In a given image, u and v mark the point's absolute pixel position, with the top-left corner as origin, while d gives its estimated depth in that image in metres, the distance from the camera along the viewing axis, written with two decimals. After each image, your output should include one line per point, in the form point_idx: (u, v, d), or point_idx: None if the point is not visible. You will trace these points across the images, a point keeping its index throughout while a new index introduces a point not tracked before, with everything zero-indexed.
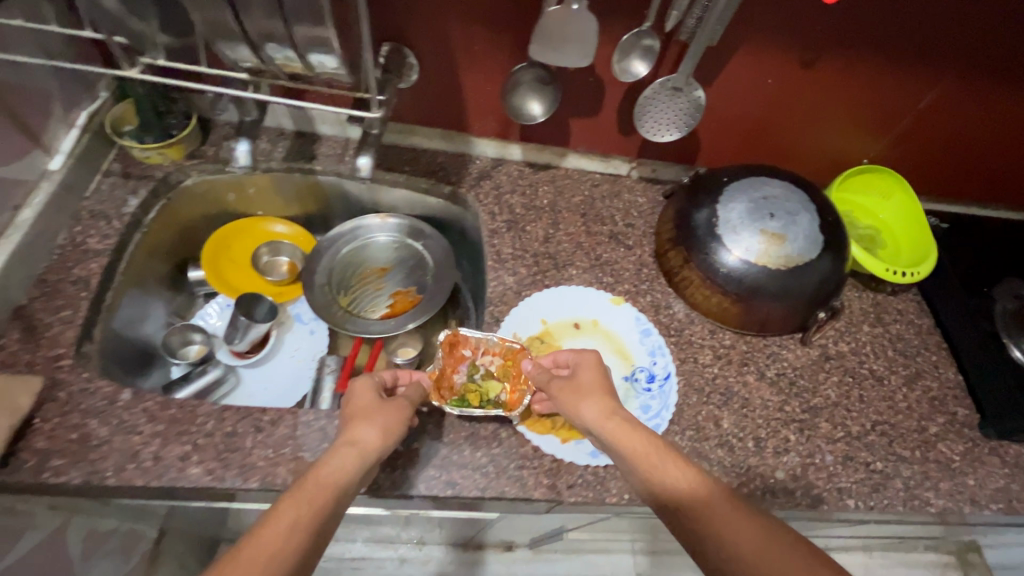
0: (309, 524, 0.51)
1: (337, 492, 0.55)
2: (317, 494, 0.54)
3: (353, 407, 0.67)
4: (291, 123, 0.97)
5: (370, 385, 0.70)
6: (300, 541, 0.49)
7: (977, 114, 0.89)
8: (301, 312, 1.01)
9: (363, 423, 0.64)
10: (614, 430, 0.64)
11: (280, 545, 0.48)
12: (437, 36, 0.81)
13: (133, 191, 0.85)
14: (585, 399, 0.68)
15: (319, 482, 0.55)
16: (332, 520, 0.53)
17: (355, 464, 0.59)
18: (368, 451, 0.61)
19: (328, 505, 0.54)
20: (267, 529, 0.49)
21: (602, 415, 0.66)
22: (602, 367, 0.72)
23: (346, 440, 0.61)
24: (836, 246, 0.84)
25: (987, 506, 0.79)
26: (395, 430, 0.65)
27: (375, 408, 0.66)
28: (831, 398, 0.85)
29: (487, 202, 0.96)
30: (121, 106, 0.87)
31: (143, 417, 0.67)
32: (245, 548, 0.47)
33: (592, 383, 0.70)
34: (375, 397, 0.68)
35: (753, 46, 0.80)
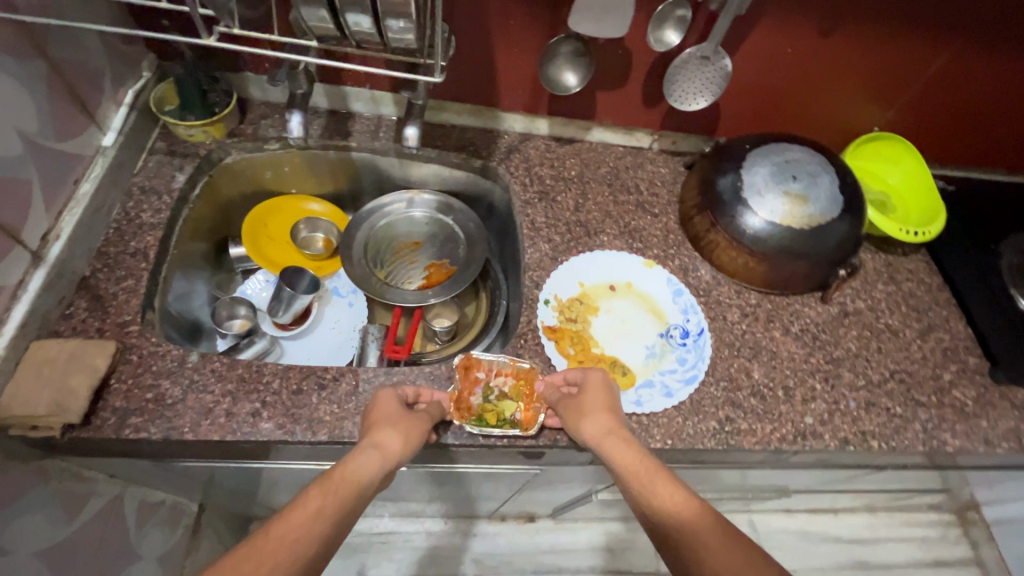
0: (329, 517, 0.52)
1: (359, 492, 0.56)
2: (341, 490, 0.55)
3: (377, 414, 0.66)
4: (326, 102, 1.00)
5: (393, 395, 0.68)
6: (319, 533, 0.51)
7: (983, 80, 0.94)
8: (338, 285, 1.04)
9: (387, 428, 0.63)
10: (611, 450, 0.62)
11: (301, 535, 0.50)
12: (474, 11, 0.84)
13: (180, 168, 0.88)
14: (587, 417, 0.66)
15: (345, 479, 0.56)
16: (352, 518, 0.54)
17: (380, 467, 0.59)
18: (392, 458, 0.61)
19: (350, 503, 0.54)
20: (292, 516, 0.51)
21: (601, 434, 0.64)
22: (608, 384, 0.70)
23: (370, 444, 0.61)
24: (854, 207, 0.89)
25: (999, 444, 0.85)
26: (417, 441, 0.64)
27: (401, 415, 0.65)
28: (852, 350, 0.90)
29: (518, 174, 0.99)
30: (164, 87, 0.90)
31: (212, 377, 0.70)
32: (274, 530, 0.50)
33: (596, 401, 0.68)
34: (399, 407, 0.66)
35: (775, 17, 0.84)
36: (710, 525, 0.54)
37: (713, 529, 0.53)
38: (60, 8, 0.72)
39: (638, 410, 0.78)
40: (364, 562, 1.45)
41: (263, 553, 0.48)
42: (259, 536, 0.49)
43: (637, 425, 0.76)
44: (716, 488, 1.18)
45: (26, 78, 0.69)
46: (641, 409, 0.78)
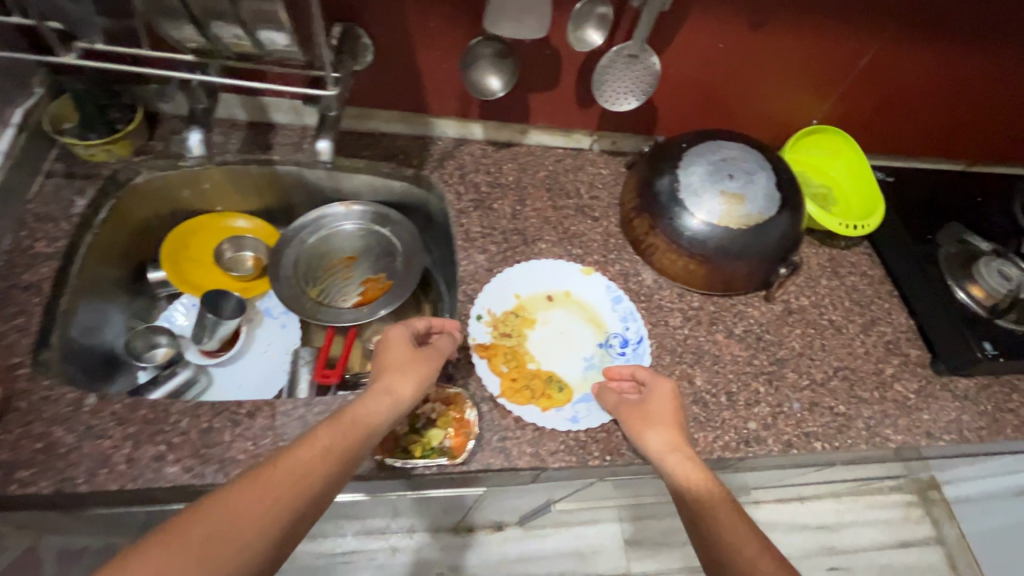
0: (335, 457, 0.56)
1: (368, 435, 0.59)
2: (351, 430, 0.58)
3: (388, 354, 0.68)
4: (244, 114, 0.94)
5: (404, 334, 0.69)
6: (326, 468, 0.54)
7: (913, 70, 0.93)
8: (270, 306, 0.99)
9: (399, 374, 0.65)
10: (675, 465, 0.64)
11: (309, 470, 0.53)
12: (389, 13, 0.80)
13: (80, 191, 0.82)
14: (653, 429, 0.68)
15: (355, 421, 0.59)
16: (359, 457, 0.58)
17: (388, 410, 0.62)
18: (401, 401, 0.64)
19: (359, 443, 0.58)
20: (303, 452, 0.55)
21: (668, 447, 0.65)
22: (674, 395, 0.71)
23: (381, 389, 0.64)
24: (792, 203, 0.87)
25: (941, 437, 0.84)
26: (426, 380, 0.67)
27: (410, 359, 0.67)
28: (795, 349, 0.89)
29: (452, 182, 0.95)
30: (59, 103, 0.84)
31: (112, 421, 0.65)
32: (282, 461, 0.53)
33: (662, 413, 0.69)
34: (409, 348, 0.68)
35: (702, 11, 0.82)
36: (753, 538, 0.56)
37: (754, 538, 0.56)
38: None
39: (574, 426, 0.74)
40: None
41: (272, 482, 0.51)
42: (269, 468, 0.53)
43: (575, 443, 0.73)
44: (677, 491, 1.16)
45: None
46: (577, 426, 0.74)
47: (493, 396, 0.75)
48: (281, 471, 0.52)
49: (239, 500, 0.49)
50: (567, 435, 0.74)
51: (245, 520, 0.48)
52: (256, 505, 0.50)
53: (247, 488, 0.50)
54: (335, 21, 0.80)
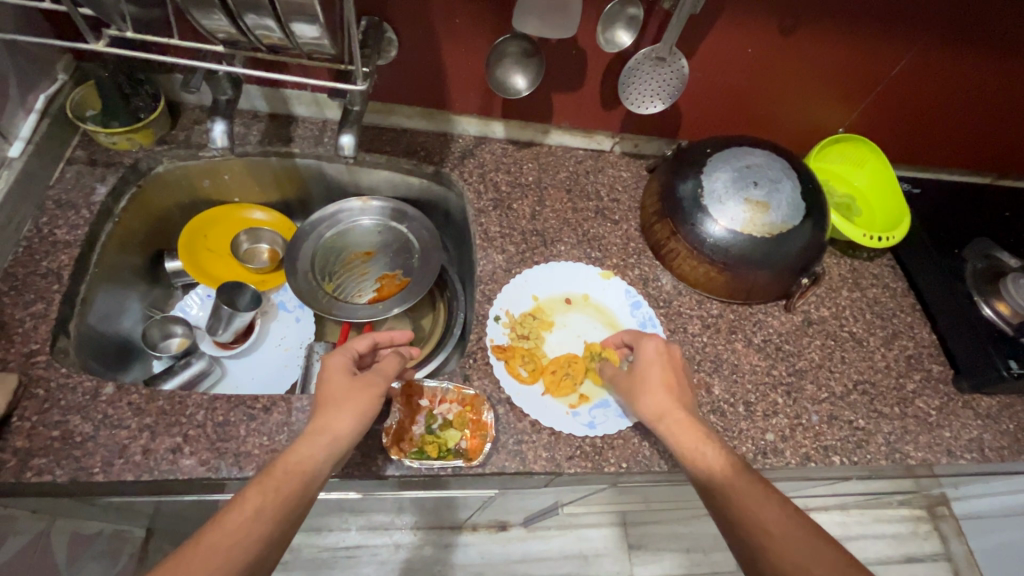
0: (269, 516, 0.53)
1: (306, 482, 0.57)
2: (283, 485, 0.55)
3: (326, 386, 0.65)
4: (265, 105, 0.93)
5: (341, 361, 0.67)
6: (260, 533, 0.52)
7: (945, 81, 0.92)
8: (285, 300, 0.98)
9: (335, 411, 0.61)
10: (671, 430, 0.65)
11: (241, 537, 0.51)
12: (417, 7, 0.79)
13: (101, 179, 0.82)
14: (647, 394, 0.68)
15: (289, 470, 0.56)
16: (300, 508, 0.55)
17: (325, 453, 0.59)
18: (342, 438, 0.60)
19: (296, 493, 0.55)
20: (230, 519, 0.52)
21: (658, 413, 0.66)
22: (662, 355, 0.71)
23: (317, 428, 0.60)
24: (817, 213, 0.86)
25: (962, 456, 0.83)
26: (370, 410, 0.63)
27: (347, 390, 0.63)
28: (815, 360, 0.88)
29: (472, 181, 0.95)
30: (82, 90, 0.84)
31: (129, 411, 0.65)
32: (208, 536, 0.50)
33: (653, 375, 0.69)
34: (347, 377, 0.65)
35: (734, 14, 0.80)
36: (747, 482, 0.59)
37: (753, 490, 0.58)
38: None
39: (591, 432, 0.73)
40: None
41: (196, 562, 0.48)
42: (193, 546, 0.50)
43: (591, 448, 0.72)
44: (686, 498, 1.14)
45: None
46: (595, 431, 0.73)
47: (509, 398, 0.74)
48: (208, 546, 0.49)
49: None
50: (584, 440, 0.73)
51: None
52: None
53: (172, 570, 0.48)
54: (363, 15, 0.79)
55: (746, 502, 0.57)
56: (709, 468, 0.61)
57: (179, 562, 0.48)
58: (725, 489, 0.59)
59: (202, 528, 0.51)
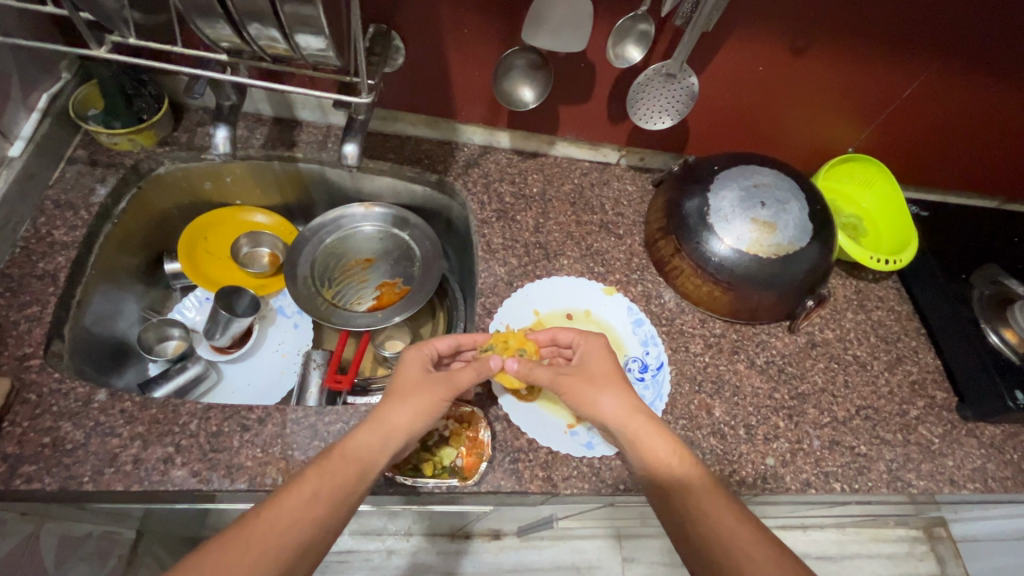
0: (323, 500, 0.55)
1: (360, 472, 0.58)
2: (338, 470, 0.57)
3: (398, 379, 0.67)
4: (269, 109, 0.92)
5: (417, 357, 0.69)
6: (315, 515, 0.54)
7: (956, 105, 0.91)
8: (283, 305, 0.97)
9: (395, 403, 0.63)
10: (636, 432, 0.65)
11: (295, 518, 0.53)
12: (425, 17, 0.78)
13: (102, 180, 0.81)
14: (601, 393, 0.68)
15: (345, 458, 0.58)
16: (351, 497, 0.57)
17: (381, 445, 0.61)
18: (399, 431, 0.62)
19: (349, 482, 0.57)
20: (289, 498, 0.55)
21: (623, 419, 0.66)
22: (604, 351, 0.72)
23: (378, 416, 0.62)
24: (824, 234, 0.85)
25: (964, 485, 0.82)
26: (431, 411, 0.64)
27: (411, 387, 0.65)
28: (818, 383, 0.87)
29: (476, 191, 0.94)
30: (85, 89, 0.83)
31: (121, 419, 0.64)
32: (268, 512, 0.53)
33: (603, 371, 0.70)
34: (417, 374, 0.67)
35: (745, 32, 0.79)
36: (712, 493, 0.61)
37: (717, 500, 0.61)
38: None
39: (589, 453, 0.72)
40: None
41: (253, 535, 0.51)
42: (252, 520, 0.53)
43: (588, 470, 0.71)
44: None
45: None
46: (593, 452, 0.72)
47: (507, 415, 0.73)
48: (264, 522, 0.52)
49: (224, 551, 0.50)
50: (581, 461, 0.72)
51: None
52: (241, 558, 0.50)
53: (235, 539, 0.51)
54: (370, 22, 0.78)
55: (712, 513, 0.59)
56: (673, 477, 0.62)
57: (240, 535, 0.52)
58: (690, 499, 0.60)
59: (264, 504, 0.54)
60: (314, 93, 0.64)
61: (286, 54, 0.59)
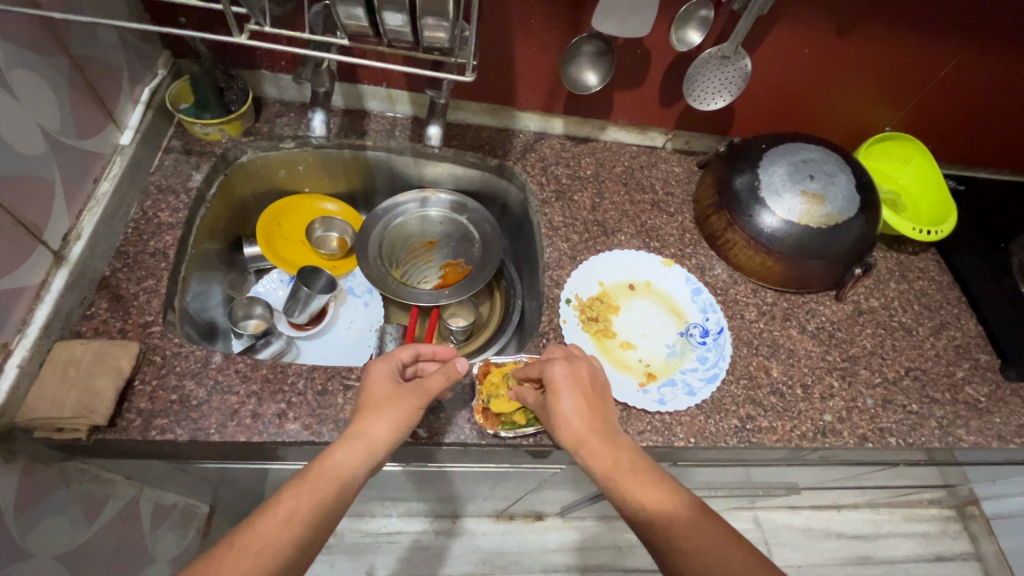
0: (303, 520, 0.56)
1: (340, 486, 0.59)
2: (317, 488, 0.58)
3: (370, 393, 0.68)
4: (341, 101, 0.99)
5: (386, 369, 0.70)
6: (295, 535, 0.55)
7: (988, 85, 0.96)
8: (353, 285, 1.04)
9: (373, 417, 0.64)
10: (592, 453, 0.63)
11: (276, 540, 0.54)
12: (496, 9, 0.84)
13: (196, 167, 0.87)
14: (562, 423, 0.65)
15: (324, 475, 0.59)
16: (331, 513, 0.58)
17: (363, 459, 0.62)
18: (378, 445, 0.63)
19: (329, 498, 0.58)
20: (264, 522, 0.55)
21: (578, 441, 0.64)
22: (568, 381, 0.67)
23: (355, 433, 0.63)
24: (869, 205, 0.90)
25: (1013, 440, 0.86)
26: (407, 421, 0.66)
27: (385, 400, 0.66)
28: (867, 347, 0.91)
29: (534, 173, 1.00)
30: (178, 84, 0.90)
31: (238, 378, 0.70)
32: (244, 538, 0.53)
33: (564, 405, 0.66)
34: (390, 386, 0.68)
35: (794, 17, 0.85)
36: (689, 517, 0.58)
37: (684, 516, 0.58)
38: (81, 6, 0.72)
39: (661, 408, 0.77)
40: (373, 562, 1.37)
41: (226, 564, 0.51)
42: (226, 548, 0.53)
43: (661, 424, 0.76)
44: (729, 488, 1.16)
45: (47, 75, 0.68)
46: (664, 408, 0.77)
47: None
48: (239, 550, 0.52)
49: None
50: (654, 416, 0.77)
51: None
52: None
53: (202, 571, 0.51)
54: None
55: (675, 532, 0.57)
56: (628, 503, 0.59)
57: (212, 565, 0.51)
58: (656, 526, 0.58)
59: (236, 530, 0.54)
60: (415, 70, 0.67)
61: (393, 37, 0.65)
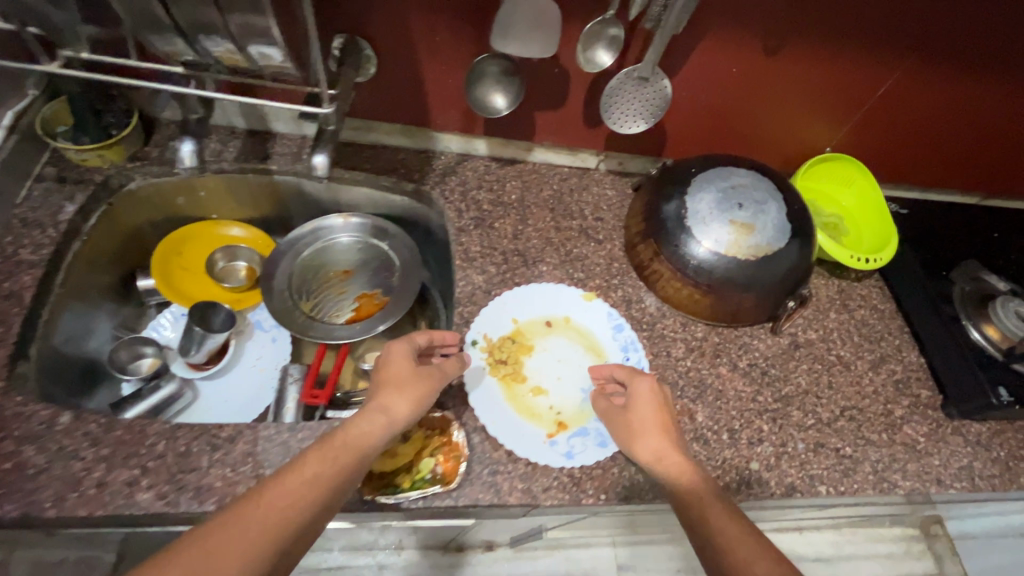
0: (326, 483, 0.55)
1: (359, 457, 0.58)
2: (340, 455, 0.57)
3: (388, 370, 0.67)
4: (243, 122, 0.92)
5: (405, 350, 0.69)
6: (316, 497, 0.54)
7: (927, 104, 0.91)
8: (261, 319, 0.96)
9: (394, 391, 0.65)
10: (670, 471, 0.61)
11: (296, 500, 0.53)
12: (395, 26, 0.78)
13: (70, 197, 0.80)
14: (640, 438, 0.65)
15: (347, 443, 0.59)
16: (349, 483, 0.57)
17: (382, 432, 0.62)
18: (397, 420, 0.63)
19: (347, 467, 0.57)
20: (289, 481, 0.54)
21: (657, 455, 0.63)
22: (653, 396, 0.68)
23: (377, 407, 0.63)
24: (802, 234, 0.84)
25: (951, 485, 0.81)
26: (423, 400, 0.66)
27: (408, 378, 0.66)
28: (802, 385, 0.86)
29: (453, 199, 0.93)
30: (54, 106, 0.82)
31: (86, 442, 0.63)
32: (268, 493, 0.52)
33: (648, 421, 0.66)
34: (410, 365, 0.68)
35: (715, 35, 0.79)
36: (761, 550, 0.52)
37: (757, 547, 0.53)
38: None
39: (568, 463, 0.71)
40: None
41: (252, 516, 0.50)
42: (252, 500, 0.52)
43: (568, 480, 0.70)
44: None
45: None
46: (572, 462, 0.71)
47: (484, 427, 0.72)
48: (264, 504, 0.51)
49: (226, 528, 0.49)
50: (561, 472, 0.71)
51: (222, 560, 0.47)
52: (238, 535, 0.49)
53: (230, 519, 0.50)
54: (339, 33, 0.78)
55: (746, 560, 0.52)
56: (701, 505, 0.57)
57: (239, 514, 0.50)
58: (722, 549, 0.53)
59: (263, 485, 0.53)
60: (257, 99, 0.68)
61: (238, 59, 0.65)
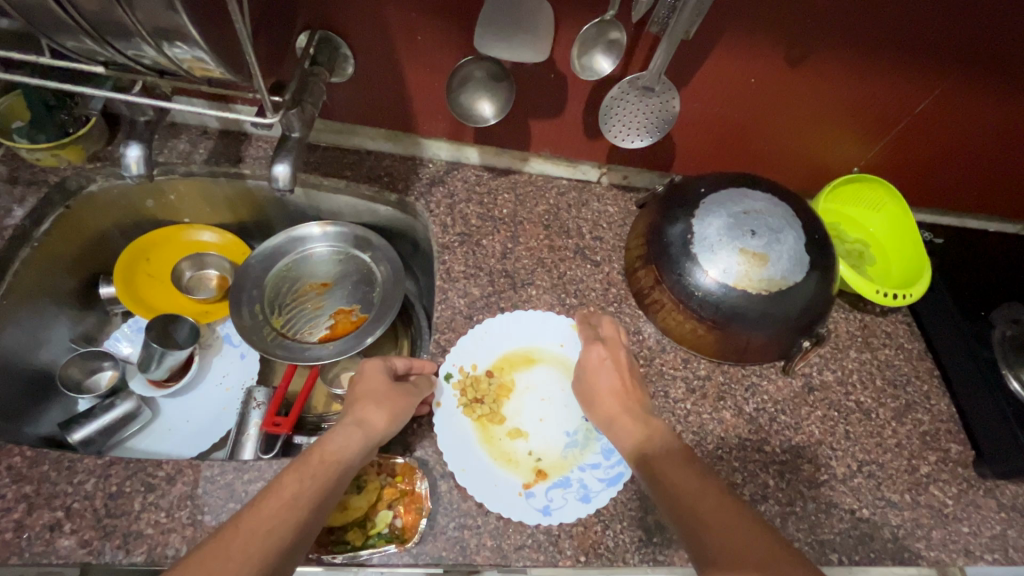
0: (306, 504, 0.51)
1: (340, 475, 0.55)
2: (318, 474, 0.54)
3: (362, 388, 0.64)
4: (215, 121, 0.84)
5: (380, 366, 0.66)
6: (298, 517, 0.50)
7: (973, 122, 0.81)
8: (230, 332, 0.90)
9: (371, 406, 0.61)
10: (618, 427, 0.64)
11: (279, 522, 0.49)
12: (374, 22, 0.70)
13: (20, 200, 0.75)
14: (597, 402, 0.67)
15: (326, 461, 0.55)
16: (331, 500, 0.54)
17: (360, 446, 0.58)
18: (375, 435, 0.60)
19: (330, 484, 0.54)
20: (267, 504, 0.50)
21: (611, 415, 0.65)
22: (607, 360, 0.70)
23: (353, 423, 0.60)
24: (823, 266, 0.75)
25: (982, 557, 0.71)
26: (402, 416, 0.63)
27: (385, 394, 0.63)
28: (814, 435, 0.77)
29: (439, 212, 0.85)
30: (8, 100, 0.77)
31: (8, 478, 0.58)
32: (245, 520, 0.48)
33: (609, 387, 0.67)
34: (386, 380, 0.65)
35: (734, 42, 0.70)
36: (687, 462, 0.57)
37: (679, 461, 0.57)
38: None
39: (545, 520, 0.64)
40: None
41: (234, 545, 0.46)
42: (231, 529, 0.47)
43: (544, 538, 0.63)
44: None
45: None
46: (549, 519, 0.64)
47: (453, 474, 0.66)
48: (243, 529, 0.47)
49: (209, 554, 0.45)
50: (537, 529, 0.63)
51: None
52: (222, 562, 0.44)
53: (205, 556, 0.44)
54: (314, 29, 0.71)
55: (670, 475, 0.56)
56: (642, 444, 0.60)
57: (220, 544, 0.46)
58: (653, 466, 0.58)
59: (237, 514, 0.48)
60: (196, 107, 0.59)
61: (168, 64, 0.59)
